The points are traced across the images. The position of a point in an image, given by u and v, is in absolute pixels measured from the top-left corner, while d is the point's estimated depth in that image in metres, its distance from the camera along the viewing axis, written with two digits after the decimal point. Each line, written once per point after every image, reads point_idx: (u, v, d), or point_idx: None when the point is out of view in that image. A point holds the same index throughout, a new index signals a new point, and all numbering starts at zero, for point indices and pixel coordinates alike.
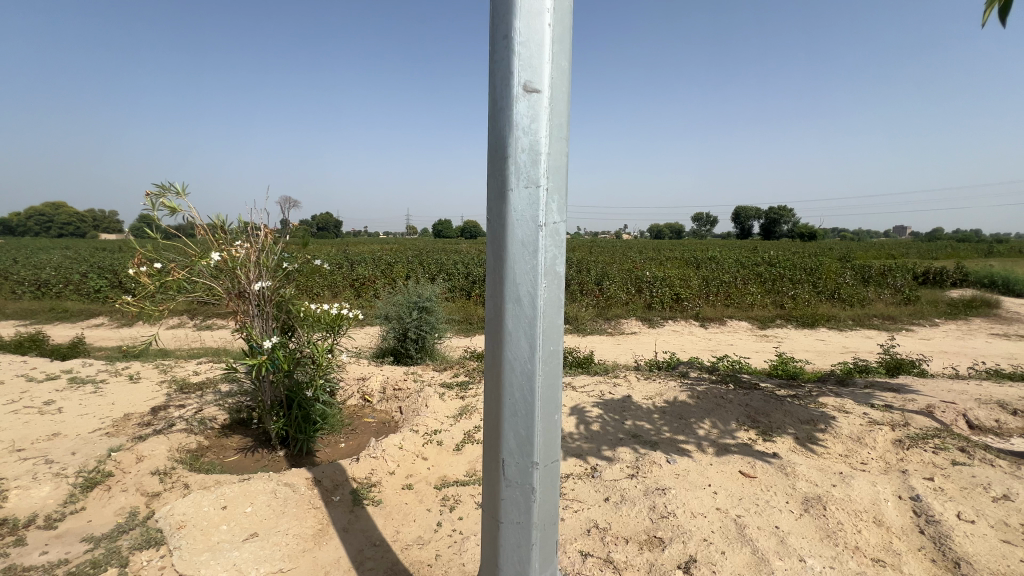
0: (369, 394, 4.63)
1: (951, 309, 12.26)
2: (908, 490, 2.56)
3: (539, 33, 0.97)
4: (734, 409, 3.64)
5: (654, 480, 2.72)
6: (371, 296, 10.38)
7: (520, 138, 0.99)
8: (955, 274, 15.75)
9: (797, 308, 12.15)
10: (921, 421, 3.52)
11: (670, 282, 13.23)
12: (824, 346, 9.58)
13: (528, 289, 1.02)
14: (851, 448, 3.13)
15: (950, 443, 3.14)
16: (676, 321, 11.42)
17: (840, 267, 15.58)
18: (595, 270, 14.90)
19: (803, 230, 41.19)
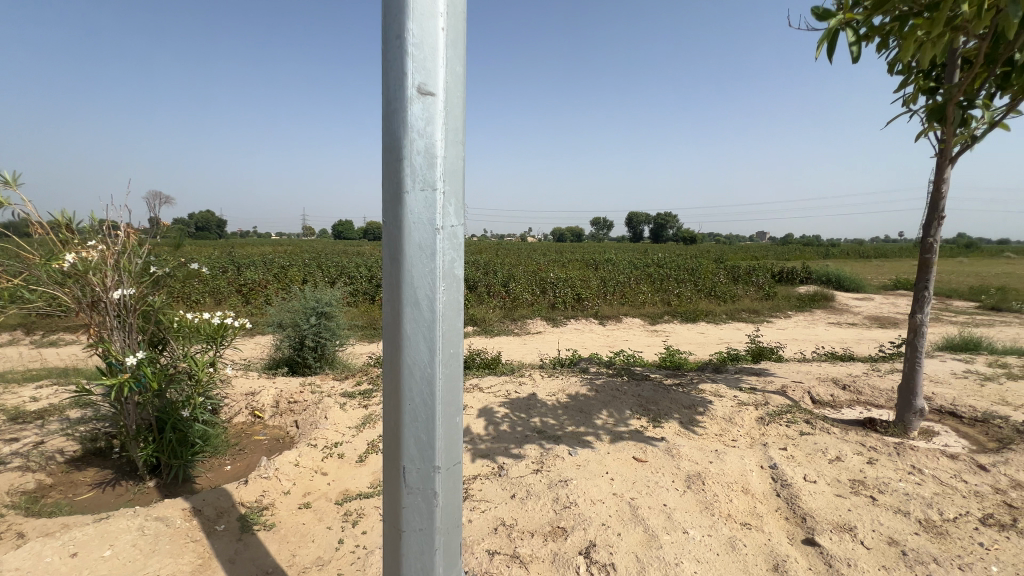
0: (260, 410, 4.26)
1: (799, 303, 14.43)
2: (768, 460, 2.97)
3: (432, 35, 0.97)
4: (628, 399, 3.93)
5: (557, 472, 2.84)
6: (262, 302, 9.53)
7: (416, 140, 0.98)
8: (802, 273, 18.62)
9: (681, 305, 13.48)
10: (777, 399, 4.11)
11: (571, 283, 13.90)
12: (703, 338, 10.75)
13: (426, 292, 1.01)
14: (724, 427, 3.54)
15: (798, 417, 3.70)
16: (577, 320, 12.04)
17: (715, 267, 17.61)
18: (502, 272, 15.18)
19: (686, 235, 45.84)
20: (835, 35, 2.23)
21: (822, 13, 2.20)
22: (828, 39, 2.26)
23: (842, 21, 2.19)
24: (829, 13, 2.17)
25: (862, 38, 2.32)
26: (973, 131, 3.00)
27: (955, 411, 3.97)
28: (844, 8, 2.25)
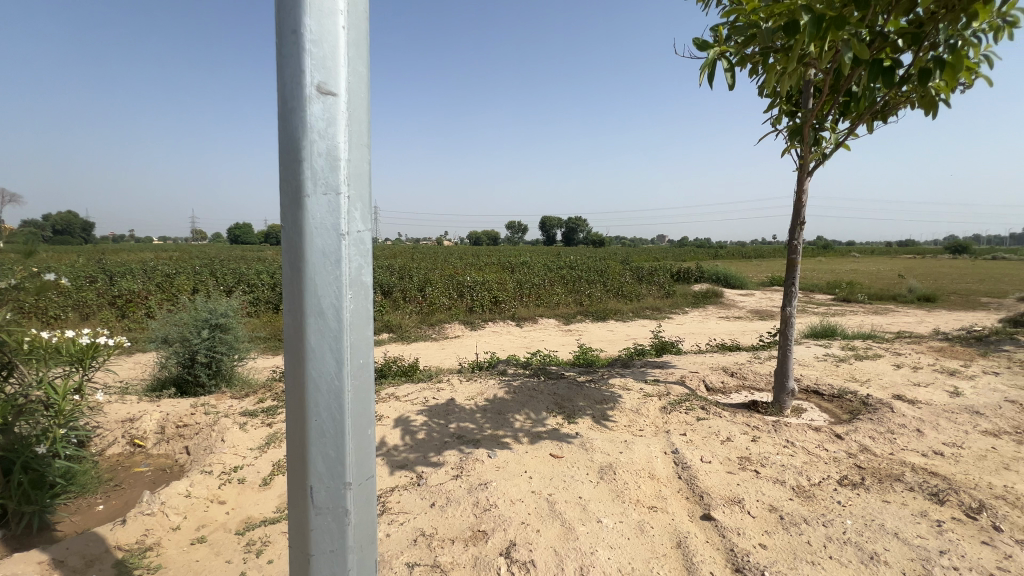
0: (141, 438, 3.76)
1: (695, 300, 15.88)
2: (670, 446, 3.23)
3: (331, 33, 0.93)
4: (545, 398, 4.05)
5: (477, 476, 2.85)
6: (142, 315, 8.42)
7: (316, 141, 0.94)
8: (696, 272, 20.51)
9: (592, 305, 14.18)
10: (678, 389, 4.48)
11: (488, 286, 14.01)
12: (613, 335, 11.40)
13: (331, 301, 0.97)
14: (632, 418, 3.79)
15: (695, 404, 4.06)
16: (495, 323, 12.16)
17: (622, 268, 18.79)
18: (418, 276, 14.88)
19: (595, 238, 48.36)
20: (714, 64, 2.50)
21: (702, 44, 2.46)
22: (707, 69, 2.53)
23: (718, 53, 2.47)
24: (708, 46, 2.42)
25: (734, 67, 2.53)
26: (824, 150, 3.51)
27: (818, 389, 4.61)
28: (719, 41, 2.53)
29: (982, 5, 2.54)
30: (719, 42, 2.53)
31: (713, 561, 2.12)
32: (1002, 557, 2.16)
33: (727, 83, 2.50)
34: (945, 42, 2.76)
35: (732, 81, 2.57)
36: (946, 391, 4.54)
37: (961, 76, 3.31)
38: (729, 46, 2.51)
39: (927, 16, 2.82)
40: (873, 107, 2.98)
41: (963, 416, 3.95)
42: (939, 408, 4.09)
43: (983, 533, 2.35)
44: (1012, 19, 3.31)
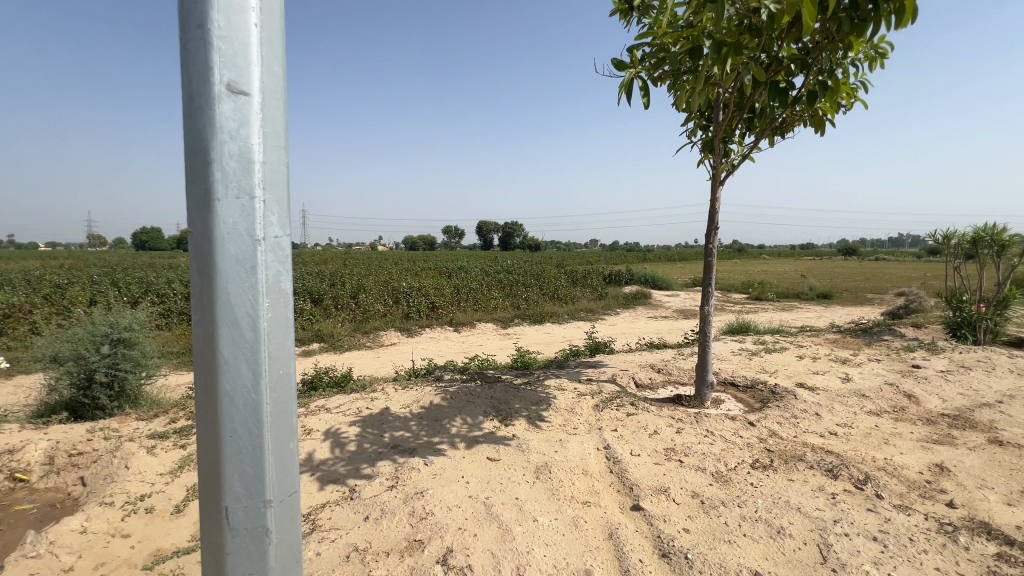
0: (25, 471, 3.31)
1: (626, 301, 16.63)
2: (602, 442, 3.36)
3: (243, 30, 0.89)
4: (481, 402, 4.07)
5: (413, 485, 2.79)
6: (25, 332, 7.41)
7: (227, 142, 0.89)
8: (626, 275, 21.49)
9: (529, 308, 14.42)
10: (609, 387, 4.67)
11: (425, 291, 13.80)
12: (549, 337, 11.66)
13: (246, 310, 0.92)
14: (566, 417, 3.90)
15: (626, 401, 4.25)
16: (432, 329, 12.00)
17: (557, 272, 19.27)
18: (351, 283, 14.35)
19: (531, 242, 49.26)
20: (631, 83, 2.67)
21: (619, 64, 2.62)
22: (625, 86, 2.70)
23: (634, 72, 2.64)
24: (625, 65, 2.58)
25: (648, 88, 2.73)
26: (733, 161, 3.83)
27: (734, 381, 5.01)
28: (635, 61, 2.71)
29: (855, 38, 2.91)
30: (635, 61, 2.71)
31: (643, 549, 2.24)
32: (883, 521, 2.47)
33: (644, 100, 2.67)
34: (828, 68, 3.13)
35: (647, 99, 2.76)
36: (839, 378, 5.11)
37: (843, 99, 3.76)
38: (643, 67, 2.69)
39: (813, 45, 3.19)
40: (772, 124, 3.30)
41: (852, 399, 4.47)
42: (833, 393, 4.60)
43: (869, 501, 2.68)
44: (881, 51, 3.82)
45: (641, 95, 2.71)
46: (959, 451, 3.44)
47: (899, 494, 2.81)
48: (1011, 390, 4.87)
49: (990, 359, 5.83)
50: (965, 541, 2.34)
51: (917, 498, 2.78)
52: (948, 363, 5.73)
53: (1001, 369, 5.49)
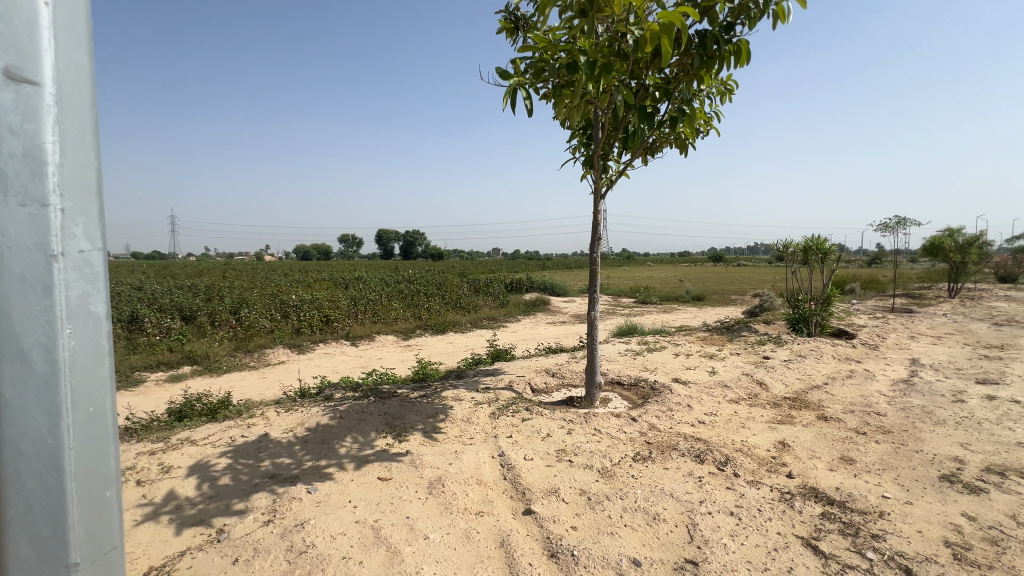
0: None
1: (526, 309, 17.11)
2: (497, 450, 3.40)
3: (29, 8, 0.75)
4: (374, 419, 3.89)
5: (293, 516, 2.57)
6: None
7: (6, 139, 0.74)
8: (527, 282, 22.17)
9: (431, 318, 14.21)
10: (506, 394, 4.75)
11: (318, 304, 12.91)
12: (452, 347, 11.58)
13: (37, 339, 0.77)
14: (462, 428, 3.88)
15: (521, 407, 4.35)
16: (326, 344, 11.26)
17: (459, 280, 19.27)
18: (230, 296, 12.95)
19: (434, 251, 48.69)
20: (514, 92, 2.75)
21: (503, 72, 2.69)
22: (509, 95, 2.77)
23: (517, 83, 2.73)
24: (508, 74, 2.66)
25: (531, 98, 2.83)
26: (611, 177, 4.14)
27: (620, 380, 5.38)
28: (518, 73, 2.81)
29: (706, 72, 3.34)
30: (518, 73, 2.81)
31: (533, 552, 2.29)
32: (738, 496, 2.82)
33: (527, 110, 2.77)
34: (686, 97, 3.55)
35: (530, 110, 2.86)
36: (707, 372, 5.75)
37: (700, 126, 4.28)
38: (526, 78, 2.79)
39: (674, 75, 3.58)
40: (642, 144, 3.64)
41: (717, 389, 5.05)
42: (702, 386, 5.15)
43: (728, 480, 3.03)
44: (729, 87, 4.42)
45: (523, 105, 2.81)
46: (797, 429, 4.05)
47: (752, 471, 3.22)
48: (833, 373, 5.87)
49: (819, 348, 6.98)
50: (799, 506, 2.75)
51: (765, 473, 3.22)
52: (789, 353, 6.74)
53: (826, 356, 6.61)
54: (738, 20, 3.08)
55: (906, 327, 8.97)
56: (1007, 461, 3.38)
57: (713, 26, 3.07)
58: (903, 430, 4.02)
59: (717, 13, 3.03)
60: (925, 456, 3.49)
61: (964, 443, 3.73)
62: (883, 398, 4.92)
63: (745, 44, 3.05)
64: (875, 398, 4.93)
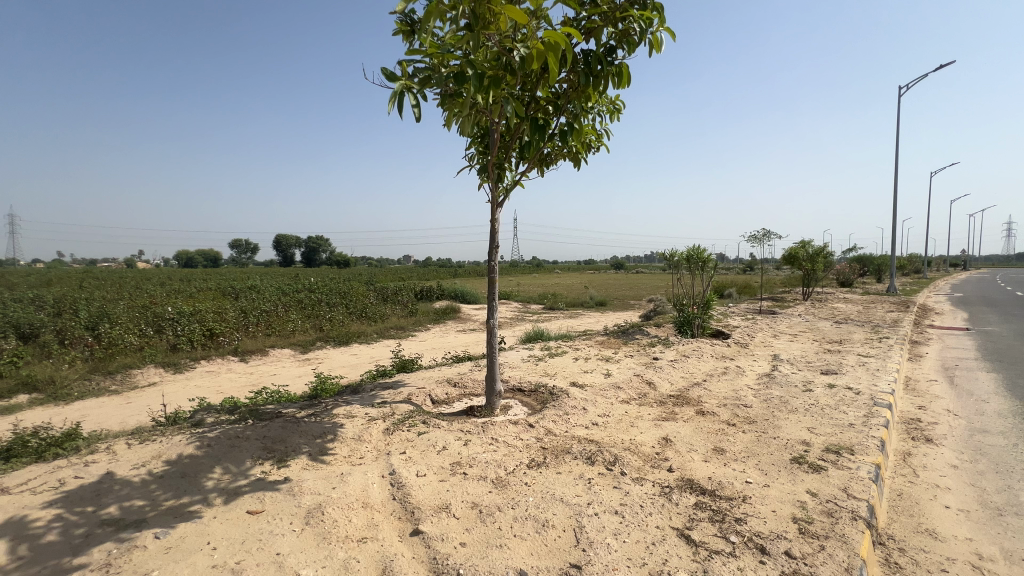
0: None
1: (437, 317, 16.83)
2: (388, 468, 3.22)
3: None
4: (250, 445, 3.49)
5: (134, 569, 2.19)
6: None
7: None
8: (437, 290, 21.83)
9: (333, 329, 13.36)
10: (403, 408, 4.56)
11: (200, 315, 11.43)
12: (356, 359, 10.96)
13: None
14: (353, 447, 3.63)
15: (418, 420, 4.19)
16: (209, 361, 10.06)
17: (366, 288, 18.40)
18: (86, 309, 11.06)
19: (339, 259, 46.16)
20: (401, 95, 2.63)
21: (389, 74, 2.56)
22: (395, 99, 2.64)
23: (403, 86, 2.62)
24: (394, 76, 2.53)
25: (419, 104, 2.72)
26: (506, 186, 4.17)
27: (521, 386, 5.45)
28: (404, 76, 2.69)
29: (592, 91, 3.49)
30: (405, 77, 2.70)
31: None
32: (623, 495, 2.94)
33: (414, 116, 2.66)
34: (575, 113, 3.69)
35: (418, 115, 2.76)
36: (602, 374, 6.03)
37: (591, 141, 4.49)
38: (412, 83, 2.69)
39: (563, 92, 3.71)
40: (535, 155, 3.71)
41: (611, 391, 5.31)
42: (597, 388, 5.38)
43: (615, 480, 3.16)
44: (617, 106, 4.70)
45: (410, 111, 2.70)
46: (678, 424, 4.38)
47: (637, 468, 3.40)
48: (711, 370, 6.48)
49: (700, 348, 7.67)
50: (676, 498, 2.94)
51: (649, 469, 3.41)
52: (675, 353, 7.32)
53: (706, 355, 7.27)
54: (619, 46, 3.26)
55: (770, 326, 10.23)
56: (841, 440, 3.94)
57: (597, 48, 3.22)
58: (764, 419, 4.52)
59: (599, 36, 3.18)
60: (781, 441, 3.95)
61: (811, 427, 4.29)
62: (749, 391, 5.51)
63: (626, 68, 3.24)
64: (743, 392, 5.51)
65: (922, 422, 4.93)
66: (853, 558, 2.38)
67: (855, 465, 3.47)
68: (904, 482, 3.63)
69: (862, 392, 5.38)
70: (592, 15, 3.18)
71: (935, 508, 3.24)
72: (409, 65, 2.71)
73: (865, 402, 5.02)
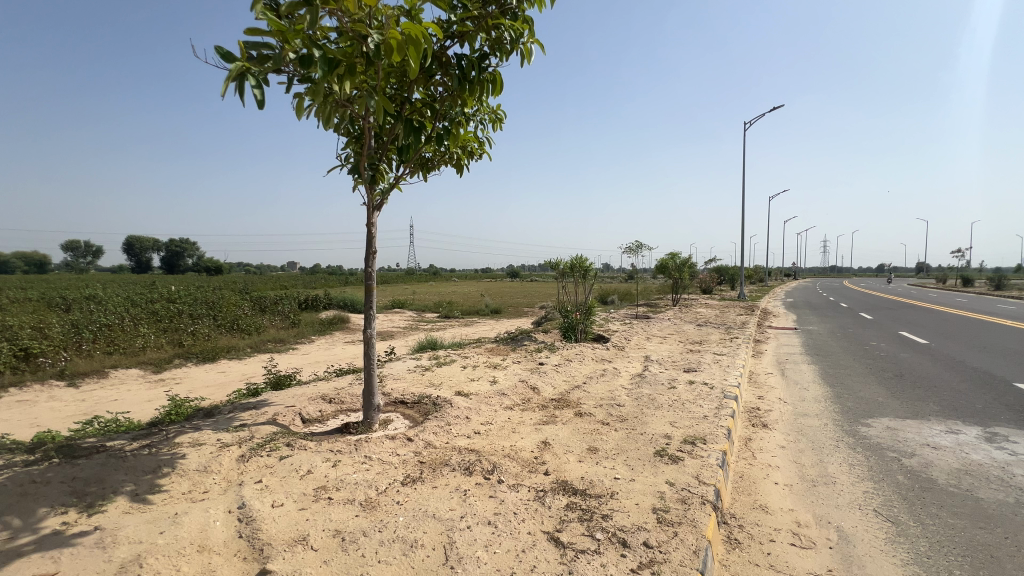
0: None
1: (322, 328, 15.66)
2: (237, 501, 2.82)
3: None
4: (52, 490, 2.83)
5: None
6: None
7: None
8: (325, 300, 20.38)
9: (196, 344, 11.72)
10: (266, 429, 4.09)
11: (10, 332, 9.25)
12: (223, 376, 9.71)
13: None
14: (195, 480, 3.14)
15: (282, 442, 3.78)
16: (22, 388, 8.18)
17: (239, 297, 16.51)
18: None
19: (209, 265, 41.07)
20: (240, 76, 2.35)
21: (223, 52, 2.27)
22: (232, 80, 2.35)
23: (241, 67, 2.33)
24: (229, 55, 2.26)
25: (262, 86, 2.44)
26: (383, 189, 3.97)
27: (404, 399, 5.22)
28: (243, 56, 2.41)
29: (468, 96, 3.49)
30: (245, 57, 2.42)
31: None
32: (498, 504, 2.91)
33: (255, 101, 2.39)
34: (451, 117, 3.64)
35: (262, 101, 2.47)
36: (488, 382, 6.03)
37: (472, 148, 4.48)
38: (254, 65, 2.42)
39: (440, 95, 3.65)
40: (410, 157, 3.58)
41: (495, 398, 5.32)
42: (482, 396, 5.35)
43: (491, 489, 3.12)
44: (499, 116, 4.77)
45: (252, 95, 2.42)
46: (557, 427, 4.51)
47: (514, 474, 3.41)
48: (591, 373, 6.83)
49: (583, 352, 8.09)
50: (549, 502, 2.99)
51: (526, 474, 3.44)
52: (559, 358, 7.61)
53: (588, 359, 7.68)
54: (493, 53, 3.30)
55: (644, 330, 11.17)
56: (696, 431, 4.37)
57: (470, 53, 3.23)
58: (634, 416, 4.86)
59: (472, 40, 3.18)
60: (647, 436, 4.26)
61: (672, 421, 4.70)
62: (623, 391, 5.90)
63: (499, 75, 3.28)
64: (618, 392, 5.88)
65: (760, 410, 5.70)
66: (700, 541, 2.60)
67: (706, 454, 3.85)
68: (745, 464, 4.13)
69: (715, 387, 6.07)
70: (466, 20, 3.18)
71: (767, 485, 3.72)
72: (249, 44, 2.42)
73: (716, 395, 5.66)
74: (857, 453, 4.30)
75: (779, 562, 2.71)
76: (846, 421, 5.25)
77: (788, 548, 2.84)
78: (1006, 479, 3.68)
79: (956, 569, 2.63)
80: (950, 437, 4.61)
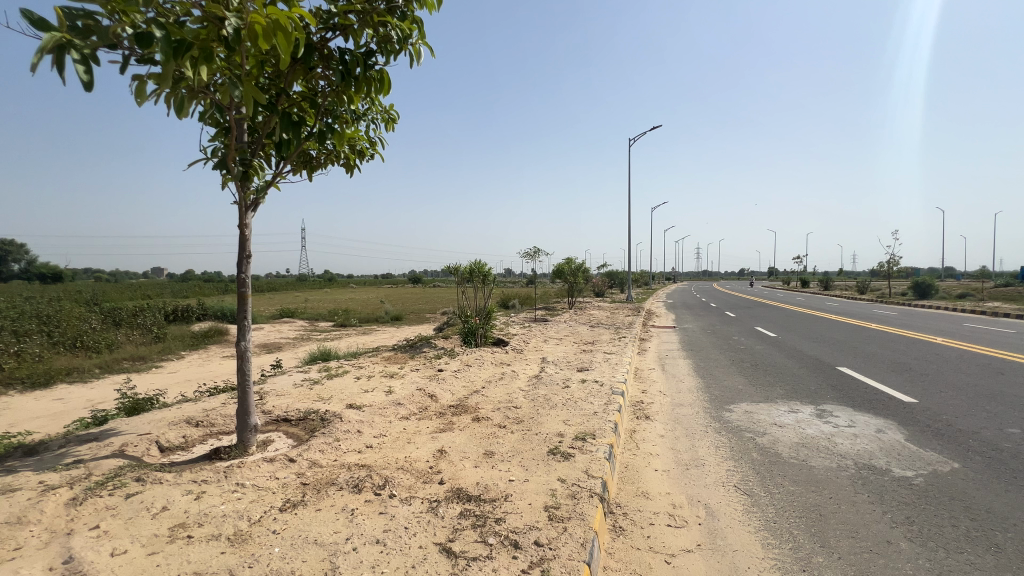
0: None
1: (194, 342, 13.83)
2: (62, 556, 2.34)
3: None
4: None
5: None
6: None
7: None
8: (198, 310, 18.07)
9: (22, 366, 9.67)
10: (109, 463, 3.48)
11: None
12: (59, 404, 8.12)
13: None
14: (4, 535, 2.55)
15: (130, 476, 3.23)
16: None
17: (84, 309, 13.97)
18: None
19: (44, 271, 34.35)
20: (58, 49, 1.97)
21: (32, 18, 1.89)
22: (47, 52, 1.97)
23: (59, 38, 1.96)
24: (41, 22, 1.88)
25: (89, 62, 2.08)
26: (257, 187, 3.62)
27: (287, 416, 4.78)
28: (61, 26, 2.03)
29: (354, 93, 3.31)
30: (63, 27, 2.04)
31: None
32: (388, 520, 2.77)
33: (80, 81, 2.03)
34: (334, 113, 3.44)
35: (91, 81, 2.10)
36: (384, 392, 5.77)
37: (363, 147, 4.28)
38: (76, 37, 2.05)
39: (323, 89, 3.43)
40: (288, 154, 3.31)
41: (390, 409, 5.10)
42: (376, 408, 5.10)
43: (381, 505, 2.97)
44: (392, 116, 4.61)
45: (76, 73, 2.05)
46: (454, 434, 4.46)
47: (408, 487, 3.28)
48: (490, 377, 6.86)
49: (482, 356, 8.13)
50: (442, 511, 2.92)
51: (420, 485, 3.33)
52: (459, 364, 7.55)
53: (488, 363, 7.72)
54: (379, 51, 3.17)
55: (542, 332, 11.56)
56: (587, 427, 4.60)
57: (355, 48, 3.07)
58: (530, 417, 4.97)
59: (356, 34, 3.03)
60: (541, 436, 4.38)
61: (566, 419, 4.90)
62: (520, 393, 6.02)
63: (387, 74, 3.15)
64: (516, 394, 5.98)
65: (644, 403, 6.19)
66: (588, 533, 2.72)
67: (595, 448, 4.06)
68: (630, 455, 4.44)
69: (605, 384, 6.46)
70: (349, 13, 3.02)
71: (648, 472, 4.04)
72: (68, 11, 2.04)
73: (605, 392, 6.02)
74: (721, 436, 4.85)
75: (657, 543, 2.93)
76: (713, 408, 5.90)
77: (664, 529, 3.10)
78: (831, 447, 4.40)
79: (794, 528, 3.07)
80: (792, 415, 5.40)
